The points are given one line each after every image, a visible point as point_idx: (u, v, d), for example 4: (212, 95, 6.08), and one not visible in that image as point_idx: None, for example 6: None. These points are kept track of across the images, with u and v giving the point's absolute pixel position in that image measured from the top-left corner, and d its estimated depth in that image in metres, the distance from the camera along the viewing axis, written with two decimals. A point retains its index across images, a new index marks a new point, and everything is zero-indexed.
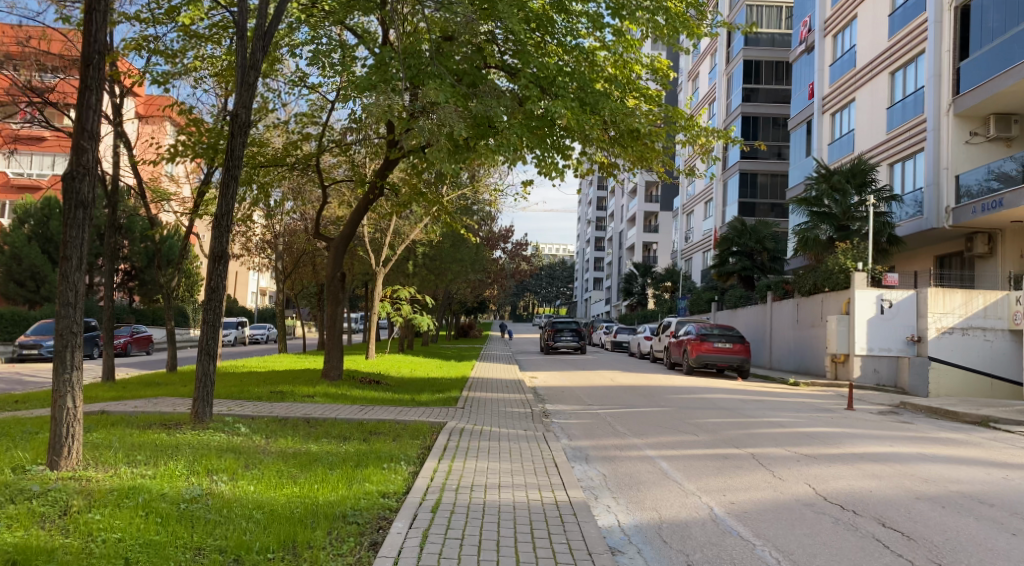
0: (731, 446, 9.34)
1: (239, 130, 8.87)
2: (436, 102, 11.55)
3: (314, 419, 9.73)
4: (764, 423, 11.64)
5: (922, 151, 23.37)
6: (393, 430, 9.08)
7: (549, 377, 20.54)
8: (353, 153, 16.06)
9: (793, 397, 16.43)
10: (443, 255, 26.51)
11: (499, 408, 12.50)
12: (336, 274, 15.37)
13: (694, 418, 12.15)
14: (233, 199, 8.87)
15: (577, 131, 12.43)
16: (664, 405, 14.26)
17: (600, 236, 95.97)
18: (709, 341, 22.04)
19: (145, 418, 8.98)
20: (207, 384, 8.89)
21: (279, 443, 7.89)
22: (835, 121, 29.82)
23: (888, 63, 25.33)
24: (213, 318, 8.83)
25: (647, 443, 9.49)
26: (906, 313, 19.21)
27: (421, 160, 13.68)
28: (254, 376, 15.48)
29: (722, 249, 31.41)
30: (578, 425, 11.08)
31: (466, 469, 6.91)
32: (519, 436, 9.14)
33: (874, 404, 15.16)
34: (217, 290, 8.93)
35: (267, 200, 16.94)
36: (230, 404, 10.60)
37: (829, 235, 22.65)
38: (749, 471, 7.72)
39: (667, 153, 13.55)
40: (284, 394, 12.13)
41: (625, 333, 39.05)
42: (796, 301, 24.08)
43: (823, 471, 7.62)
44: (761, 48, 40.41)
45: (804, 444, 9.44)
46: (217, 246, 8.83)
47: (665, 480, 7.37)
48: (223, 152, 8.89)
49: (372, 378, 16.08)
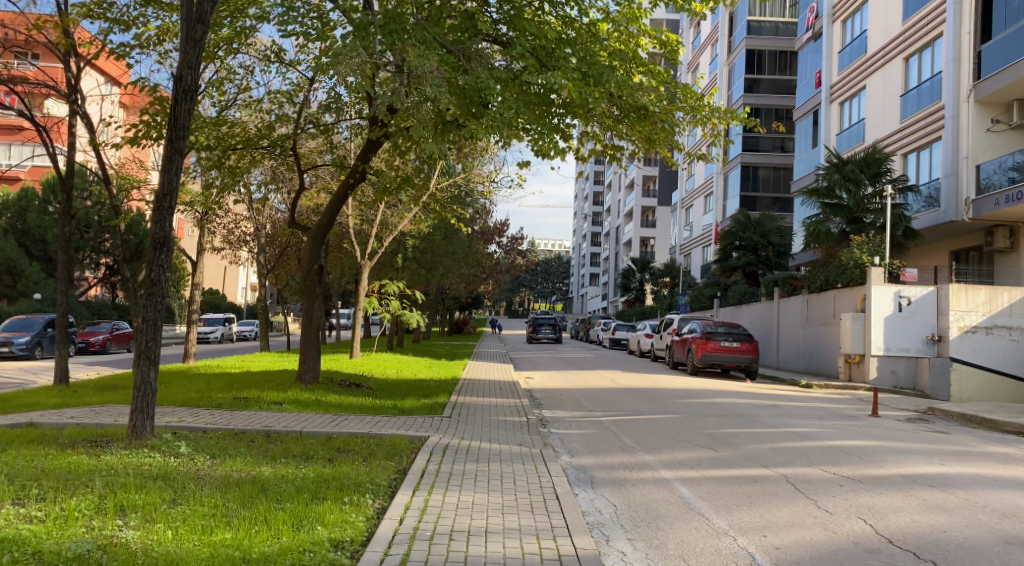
0: (757, 465, 8.07)
1: (184, 95, 7.52)
2: (419, 69, 10.26)
3: (275, 433, 8.45)
4: (787, 434, 10.34)
5: (939, 139, 22.13)
6: (365, 447, 7.82)
7: (546, 378, 19.27)
8: (332, 134, 14.80)
9: (811, 402, 15.13)
10: (435, 248, 25.13)
11: (491, 416, 11.20)
12: (312, 267, 14.08)
13: (707, 428, 10.85)
14: (178, 176, 7.64)
15: (580, 107, 11.23)
16: (672, 412, 12.96)
17: (597, 232, 94.56)
18: (714, 340, 20.78)
19: (76, 432, 7.74)
20: (148, 393, 7.64)
21: (225, 467, 6.62)
22: (844, 110, 28.60)
23: (902, 48, 24.07)
24: (154, 316, 7.58)
25: (661, 462, 8.23)
26: (926, 310, 18.00)
27: (406, 140, 12.45)
28: (222, 378, 14.20)
29: (725, 243, 30.09)
30: (580, 438, 9.82)
31: (448, 506, 5.60)
32: (513, 455, 7.87)
33: (900, 410, 13.90)
34: (157, 283, 7.60)
35: (243, 186, 15.76)
36: (183, 414, 9.35)
37: (842, 227, 21.35)
38: (787, 501, 6.47)
39: (678, 135, 12.23)
40: (249, 402, 10.81)
41: (624, 330, 37.83)
42: (806, 298, 22.86)
43: (877, 502, 6.35)
44: (764, 37, 39.08)
45: (843, 462, 8.15)
46: (158, 231, 7.58)
47: (688, 513, 6.12)
48: (165, 121, 7.59)
49: (352, 380, 14.81)
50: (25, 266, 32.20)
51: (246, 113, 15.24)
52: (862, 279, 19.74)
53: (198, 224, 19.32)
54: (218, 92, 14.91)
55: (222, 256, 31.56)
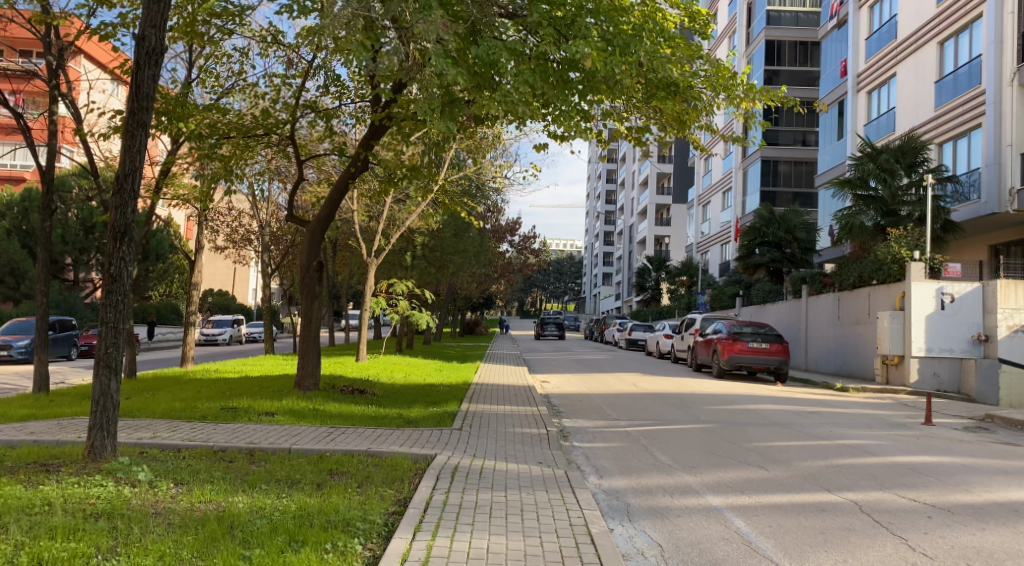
0: (818, 487, 6.92)
1: (146, 58, 6.46)
2: (424, 26, 9.13)
3: (261, 451, 7.37)
4: (843, 447, 9.16)
5: (980, 126, 20.86)
6: (362, 469, 6.75)
7: (564, 383, 18.11)
8: (336, 120, 13.72)
9: (854, 408, 13.91)
10: (444, 245, 24.00)
11: (507, 427, 10.04)
12: (310, 265, 12.99)
13: (749, 440, 9.68)
14: (142, 154, 6.59)
15: (604, 81, 10.04)
16: (706, 420, 11.81)
17: (609, 231, 93.25)
18: (742, 340, 19.59)
19: (26, 453, 6.67)
20: (108, 408, 6.57)
21: (189, 499, 5.53)
22: (872, 99, 27.33)
23: (937, 31, 22.78)
24: (116, 318, 6.50)
25: (706, 484, 7.11)
26: (971, 307, 16.77)
27: (410, 123, 11.34)
28: (217, 385, 13.11)
29: (749, 239, 28.78)
30: (608, 453, 8.70)
31: (456, 556, 4.48)
32: (535, 477, 6.74)
33: (956, 417, 12.70)
34: (118, 278, 6.52)
35: (239, 179, 14.69)
36: (159, 428, 8.27)
37: (876, 221, 20.10)
38: (873, 541, 5.35)
39: (709, 116, 11.10)
40: (239, 412, 9.73)
41: (640, 330, 36.61)
42: (838, 296, 21.64)
43: (985, 543, 5.26)
44: (783, 28, 37.76)
45: (921, 484, 6.99)
46: (118, 220, 6.53)
47: (754, 559, 5.01)
48: (127, 89, 6.53)
49: (356, 386, 13.67)
50: (27, 268, 31.38)
51: (240, 100, 14.22)
52: (900, 276, 18.44)
53: (196, 220, 18.24)
54: (211, 78, 13.88)
55: (226, 256, 30.59)
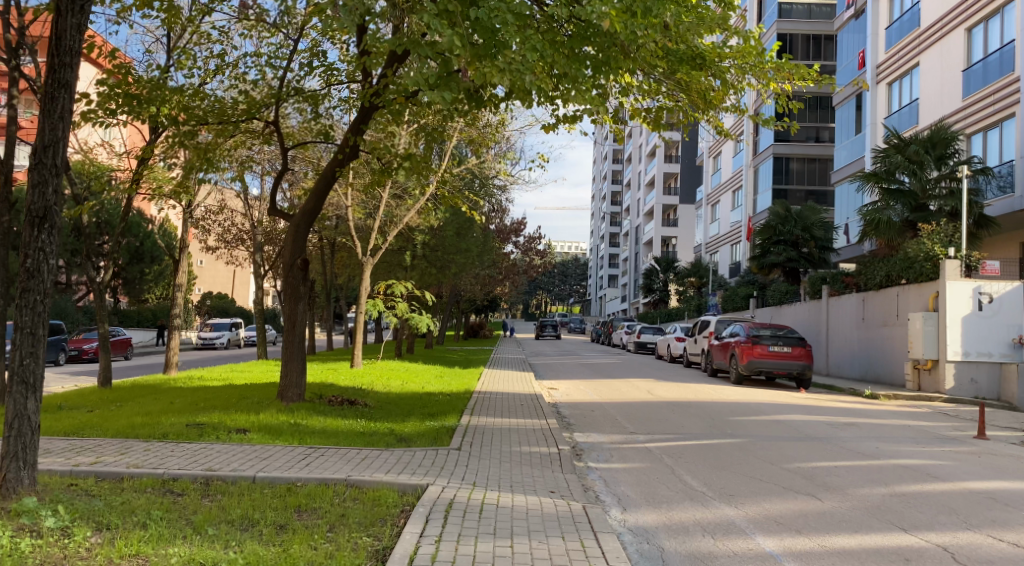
0: (890, 526, 5.69)
1: (68, 5, 5.32)
2: None
3: (220, 481, 6.16)
4: (901, 468, 7.94)
5: (1013, 116, 19.68)
6: (337, 504, 5.55)
7: (573, 390, 16.90)
8: (325, 105, 12.48)
9: (892, 419, 12.65)
10: (445, 244, 22.76)
11: (512, 445, 8.81)
12: (295, 261, 11.77)
13: (789, 460, 8.46)
14: (65, 120, 5.43)
15: (622, 53, 8.80)
16: (735, 434, 10.58)
17: (615, 232, 92.04)
18: (761, 344, 18.35)
19: None
20: (26, 434, 5.37)
21: (106, 553, 4.31)
22: (892, 91, 26.15)
23: (965, 18, 21.58)
24: (33, 322, 5.32)
25: (754, 521, 5.87)
26: (1010, 307, 15.77)
27: (400, 102, 10.08)
28: (193, 395, 11.93)
29: (764, 238, 27.50)
30: (629, 477, 7.49)
31: None
32: (547, 516, 5.53)
33: (1008, 429, 11.48)
34: (35, 273, 5.33)
35: (223, 171, 13.47)
36: (107, 450, 7.11)
37: (903, 216, 18.79)
38: None
39: (735, 97, 9.92)
40: (206, 429, 8.54)
41: (649, 333, 35.35)
42: (863, 297, 20.41)
43: None
44: (795, 20, 36.47)
45: (1013, 521, 5.77)
46: (38, 203, 5.37)
47: None
48: (45, 42, 5.39)
49: (346, 396, 12.49)
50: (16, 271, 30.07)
51: (223, 85, 13.02)
52: (933, 275, 17.17)
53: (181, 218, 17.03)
54: (189, 60, 12.67)
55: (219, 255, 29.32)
